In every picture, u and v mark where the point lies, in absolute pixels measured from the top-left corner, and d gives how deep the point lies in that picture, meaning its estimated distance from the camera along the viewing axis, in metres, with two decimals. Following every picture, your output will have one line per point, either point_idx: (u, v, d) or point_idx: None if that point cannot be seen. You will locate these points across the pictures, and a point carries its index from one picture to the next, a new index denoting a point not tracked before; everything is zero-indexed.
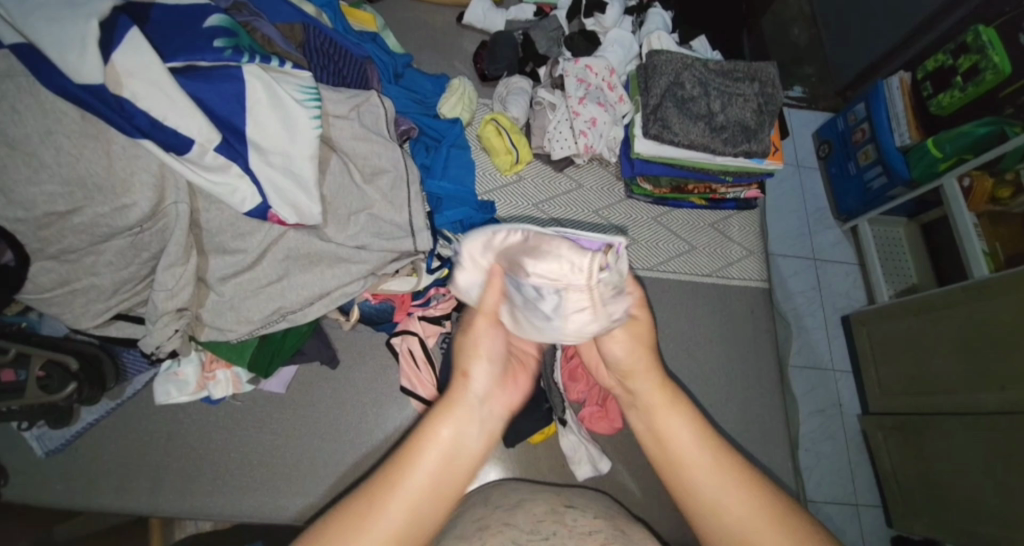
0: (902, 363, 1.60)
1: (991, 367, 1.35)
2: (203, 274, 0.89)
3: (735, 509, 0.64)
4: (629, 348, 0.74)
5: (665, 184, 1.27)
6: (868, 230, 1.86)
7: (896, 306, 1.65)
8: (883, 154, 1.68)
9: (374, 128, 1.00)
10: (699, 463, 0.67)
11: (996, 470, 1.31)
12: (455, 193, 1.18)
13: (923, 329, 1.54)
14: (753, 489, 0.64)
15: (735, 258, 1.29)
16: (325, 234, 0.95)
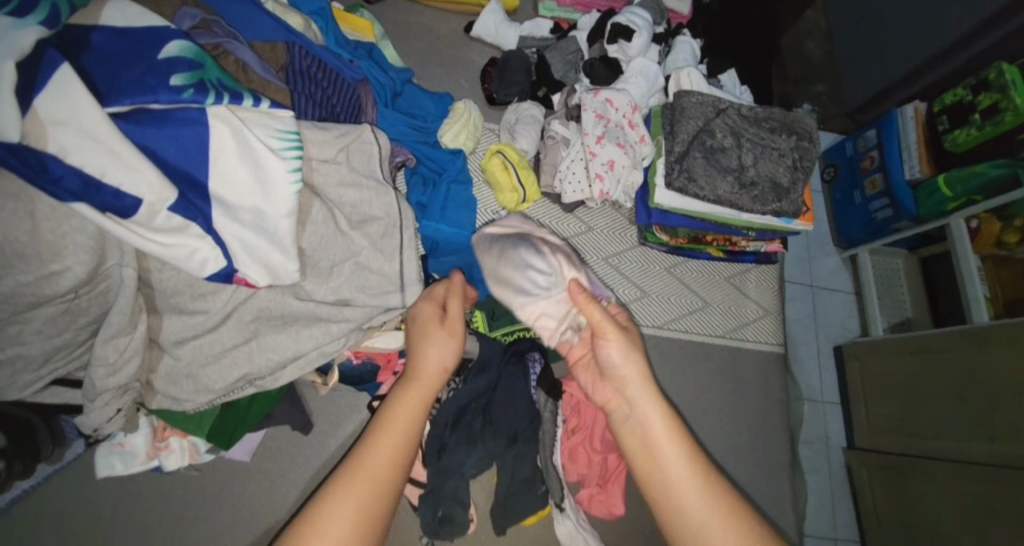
0: (893, 405, 1.38)
1: (989, 419, 1.16)
2: (156, 335, 0.77)
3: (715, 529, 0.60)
4: (625, 350, 0.70)
5: (683, 235, 1.16)
6: (868, 262, 1.60)
7: (890, 341, 1.43)
8: (892, 189, 1.46)
9: (365, 169, 0.87)
10: (681, 478, 0.63)
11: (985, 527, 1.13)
12: (454, 237, 1.05)
13: (915, 371, 1.33)
14: (733, 507, 0.61)
15: (750, 318, 1.20)
16: (302, 292, 0.83)
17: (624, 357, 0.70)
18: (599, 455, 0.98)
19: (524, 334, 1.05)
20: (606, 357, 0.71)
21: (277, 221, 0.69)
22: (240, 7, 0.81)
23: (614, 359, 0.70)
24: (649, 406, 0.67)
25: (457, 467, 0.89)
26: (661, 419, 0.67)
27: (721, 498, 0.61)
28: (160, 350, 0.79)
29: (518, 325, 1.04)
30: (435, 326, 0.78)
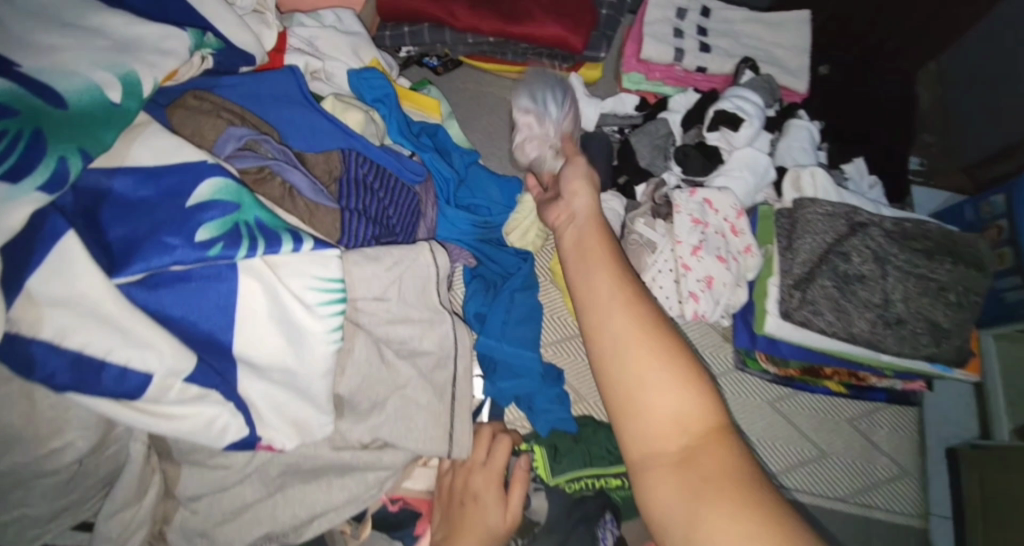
0: None
1: None
2: (173, 487, 0.67)
3: (657, 385, 0.52)
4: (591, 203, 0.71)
5: (794, 366, 0.94)
6: None
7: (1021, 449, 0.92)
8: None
9: (420, 291, 0.74)
10: (638, 322, 0.55)
11: None
12: (515, 358, 0.90)
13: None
14: (692, 383, 0.53)
15: (880, 475, 0.95)
16: (339, 441, 0.70)
17: (587, 199, 0.72)
18: None
19: (594, 482, 0.87)
20: (575, 208, 0.72)
21: (312, 382, 0.57)
22: (292, 112, 0.72)
23: (575, 211, 0.72)
24: (596, 271, 0.61)
25: None
26: (611, 272, 0.60)
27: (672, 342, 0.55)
28: (176, 500, 0.68)
29: (587, 471, 0.87)
30: (488, 493, 0.78)
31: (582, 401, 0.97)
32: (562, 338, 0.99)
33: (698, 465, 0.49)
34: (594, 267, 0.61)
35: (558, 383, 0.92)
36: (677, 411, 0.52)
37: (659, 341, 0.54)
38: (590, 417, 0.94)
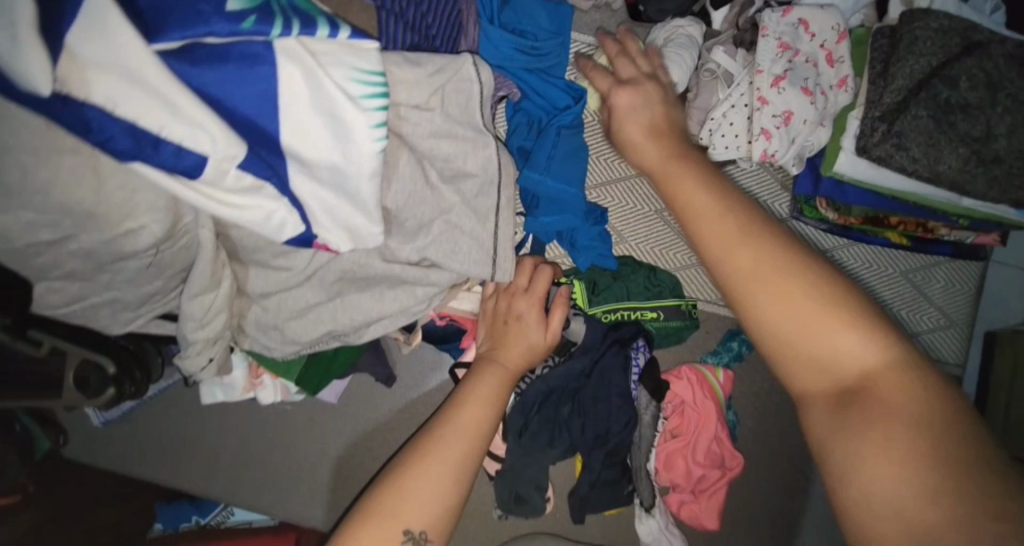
0: None
1: None
2: (243, 285, 0.73)
3: (822, 332, 0.50)
4: (647, 128, 0.68)
5: (858, 215, 0.88)
6: None
7: None
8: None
9: (464, 111, 0.70)
10: (776, 255, 0.52)
11: None
12: (561, 194, 0.86)
13: None
14: (847, 314, 0.50)
15: (924, 327, 0.94)
16: (387, 255, 0.73)
17: (653, 149, 0.66)
18: (702, 469, 0.88)
19: (630, 315, 0.90)
20: (629, 137, 0.69)
21: (359, 182, 0.57)
22: None
23: (637, 138, 0.68)
24: (703, 198, 0.57)
25: (540, 448, 0.85)
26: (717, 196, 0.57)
27: (831, 293, 0.50)
28: (248, 298, 0.75)
29: (623, 305, 0.90)
30: (531, 314, 0.80)
31: (623, 240, 0.95)
32: (607, 182, 0.95)
33: (877, 397, 0.47)
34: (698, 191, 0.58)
35: (603, 223, 0.90)
36: (865, 353, 0.49)
37: (803, 294, 0.51)
38: (631, 257, 0.94)
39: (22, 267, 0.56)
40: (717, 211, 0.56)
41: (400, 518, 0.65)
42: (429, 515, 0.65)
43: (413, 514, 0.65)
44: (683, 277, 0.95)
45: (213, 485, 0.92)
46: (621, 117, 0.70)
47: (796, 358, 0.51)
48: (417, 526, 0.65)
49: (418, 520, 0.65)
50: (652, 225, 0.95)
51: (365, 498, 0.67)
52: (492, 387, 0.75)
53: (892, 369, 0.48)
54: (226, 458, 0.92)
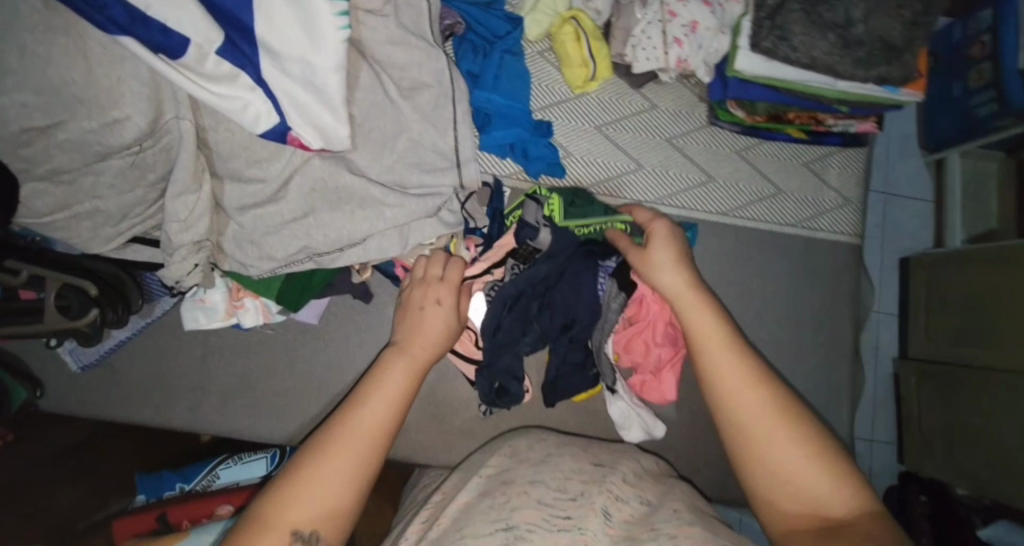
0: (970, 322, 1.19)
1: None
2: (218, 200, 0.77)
3: (797, 472, 0.63)
4: (673, 259, 0.83)
5: (761, 112, 1.05)
6: (957, 164, 1.43)
7: (974, 250, 1.20)
8: (1001, 78, 1.23)
9: (414, 22, 0.80)
10: (759, 381, 0.69)
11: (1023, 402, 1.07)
12: (509, 110, 0.96)
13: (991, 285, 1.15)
14: (821, 459, 0.63)
15: (828, 207, 1.10)
16: (357, 163, 0.79)
17: (671, 275, 0.82)
18: (659, 348, 0.94)
19: (600, 228, 0.97)
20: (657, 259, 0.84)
21: (325, 74, 0.62)
22: None
23: (662, 263, 0.83)
24: (700, 312, 0.77)
25: (513, 342, 0.94)
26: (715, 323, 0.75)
27: (787, 403, 0.68)
28: (227, 217, 0.79)
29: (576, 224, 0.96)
30: (447, 287, 0.85)
31: (570, 157, 1.04)
32: (548, 104, 1.04)
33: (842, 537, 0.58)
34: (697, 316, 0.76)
35: (548, 138, 1.00)
36: (824, 494, 0.62)
37: (761, 379, 0.70)
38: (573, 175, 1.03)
39: (14, 162, 0.61)
40: (710, 318, 0.76)
41: (293, 520, 0.59)
42: (326, 509, 0.60)
43: (307, 509, 0.60)
44: (624, 184, 1.05)
45: (201, 419, 0.94)
46: (650, 275, 0.84)
47: (753, 460, 0.65)
48: (308, 526, 0.59)
49: (305, 519, 0.60)
50: (592, 140, 1.05)
51: (253, 507, 0.61)
52: (399, 384, 0.71)
53: (827, 452, 0.64)
54: (212, 392, 0.94)
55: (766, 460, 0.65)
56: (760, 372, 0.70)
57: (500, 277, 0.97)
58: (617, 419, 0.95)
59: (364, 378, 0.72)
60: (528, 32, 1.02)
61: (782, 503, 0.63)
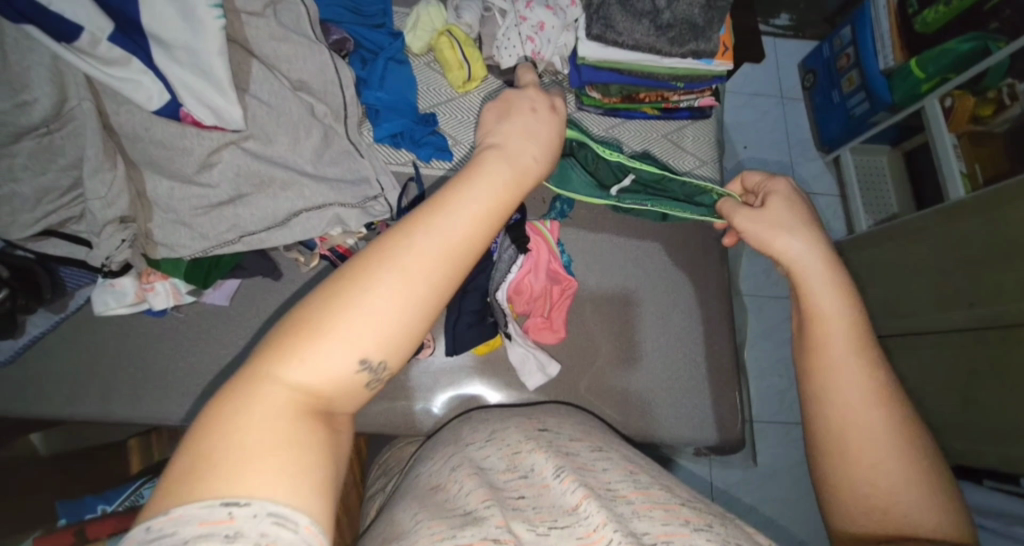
0: (882, 290, 1.72)
1: (965, 284, 1.46)
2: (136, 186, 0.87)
3: (889, 478, 0.58)
4: (804, 226, 0.72)
5: (615, 93, 1.24)
6: (850, 160, 1.98)
7: (873, 233, 1.76)
8: (867, 83, 1.78)
9: (294, 27, 0.99)
10: (887, 391, 0.62)
11: (989, 370, 1.43)
12: (394, 105, 1.13)
13: (909, 255, 1.62)
14: (923, 467, 0.58)
15: (688, 168, 1.27)
16: (253, 146, 0.93)
17: (803, 241, 0.70)
18: (542, 289, 1.07)
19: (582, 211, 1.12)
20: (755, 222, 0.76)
21: (209, 57, 0.77)
22: None
23: (784, 233, 0.72)
24: (832, 296, 0.66)
25: None
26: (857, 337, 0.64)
27: (886, 397, 0.62)
28: (151, 207, 0.89)
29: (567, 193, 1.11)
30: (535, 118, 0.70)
31: (459, 144, 1.19)
32: (437, 103, 1.21)
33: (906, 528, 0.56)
34: (831, 298, 0.65)
35: (433, 127, 1.16)
36: (921, 513, 0.57)
37: (881, 388, 0.62)
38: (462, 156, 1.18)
39: None
40: (842, 317, 0.65)
41: (345, 334, 0.49)
42: (389, 342, 0.50)
43: (361, 322, 0.49)
44: None
45: (112, 409, 0.97)
46: (773, 237, 0.72)
47: (843, 451, 0.60)
48: (367, 348, 0.49)
49: (371, 339, 0.50)
50: (478, 129, 1.21)
51: (305, 309, 0.50)
52: (478, 209, 0.57)
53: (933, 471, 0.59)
54: (122, 379, 0.98)
55: (863, 462, 0.59)
56: (889, 395, 0.62)
57: None
58: (515, 360, 1.04)
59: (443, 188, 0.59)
60: (410, 49, 1.20)
61: (870, 491, 0.58)
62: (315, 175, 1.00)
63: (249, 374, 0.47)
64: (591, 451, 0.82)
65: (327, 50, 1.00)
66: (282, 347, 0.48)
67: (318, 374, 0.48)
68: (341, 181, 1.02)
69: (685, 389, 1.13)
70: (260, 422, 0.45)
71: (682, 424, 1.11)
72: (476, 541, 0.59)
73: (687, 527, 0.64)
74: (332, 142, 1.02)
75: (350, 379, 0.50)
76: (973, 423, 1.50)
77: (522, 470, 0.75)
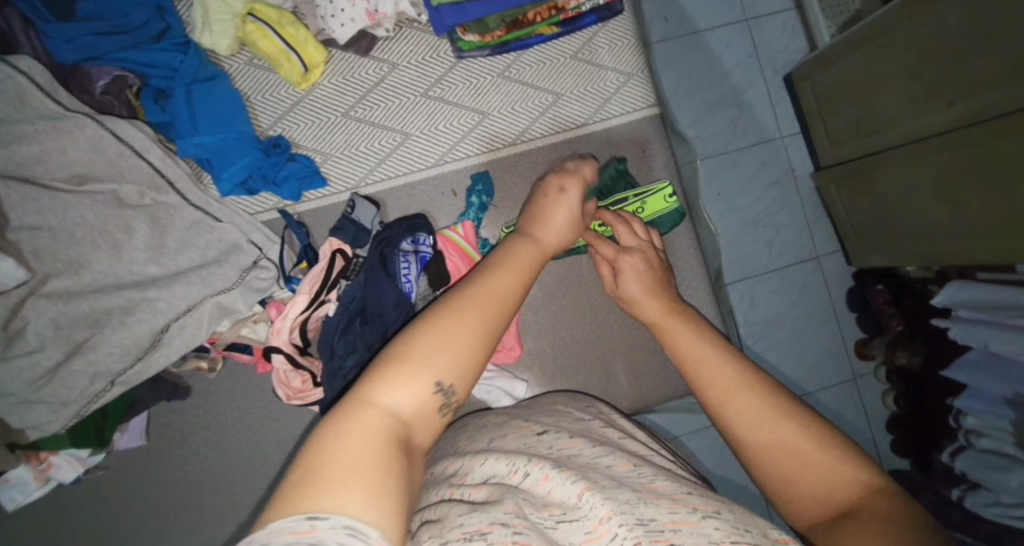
0: (851, 106, 1.37)
1: (946, 78, 1.10)
2: None
3: (782, 451, 0.56)
4: (647, 277, 0.81)
5: (496, 27, 0.97)
6: None
7: (838, 45, 1.36)
8: None
9: (30, 107, 0.74)
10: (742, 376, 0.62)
11: (971, 178, 1.12)
12: (224, 144, 0.88)
13: (868, 63, 1.26)
14: (809, 429, 0.57)
15: (611, 91, 1.04)
16: (59, 286, 0.74)
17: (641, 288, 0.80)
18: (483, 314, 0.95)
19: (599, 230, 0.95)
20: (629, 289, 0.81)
21: None
22: None
23: (637, 288, 0.80)
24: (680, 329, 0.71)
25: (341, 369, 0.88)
26: (698, 336, 0.70)
27: (756, 374, 0.63)
28: None
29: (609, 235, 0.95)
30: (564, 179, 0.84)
31: (329, 157, 0.95)
32: (283, 113, 0.94)
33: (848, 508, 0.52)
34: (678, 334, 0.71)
35: (288, 152, 0.92)
36: (835, 480, 0.54)
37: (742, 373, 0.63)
38: (338, 173, 0.95)
39: None
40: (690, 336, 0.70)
41: (436, 364, 0.52)
42: (464, 365, 0.53)
43: (452, 346, 0.53)
44: (397, 158, 0.97)
45: None
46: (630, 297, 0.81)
47: (753, 454, 0.58)
48: (448, 377, 0.53)
49: (451, 369, 0.53)
50: (346, 130, 0.96)
51: (395, 345, 0.54)
52: (519, 259, 0.67)
53: (815, 423, 0.57)
54: None
55: (765, 451, 0.57)
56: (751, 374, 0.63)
57: (327, 317, 0.90)
58: (481, 395, 0.95)
59: (495, 252, 0.69)
60: (213, 53, 0.90)
61: (770, 462, 0.57)
62: (164, 276, 0.80)
63: (350, 400, 0.49)
64: (592, 443, 0.66)
65: (91, 120, 0.77)
66: (379, 372, 0.52)
67: (409, 401, 0.51)
68: (202, 268, 0.83)
69: (666, 344, 1.04)
70: (366, 435, 0.46)
71: (673, 381, 1.04)
72: (480, 531, 0.49)
73: (695, 514, 0.53)
74: (168, 224, 0.82)
75: (435, 405, 0.52)
76: (950, 240, 1.23)
77: (525, 471, 0.59)
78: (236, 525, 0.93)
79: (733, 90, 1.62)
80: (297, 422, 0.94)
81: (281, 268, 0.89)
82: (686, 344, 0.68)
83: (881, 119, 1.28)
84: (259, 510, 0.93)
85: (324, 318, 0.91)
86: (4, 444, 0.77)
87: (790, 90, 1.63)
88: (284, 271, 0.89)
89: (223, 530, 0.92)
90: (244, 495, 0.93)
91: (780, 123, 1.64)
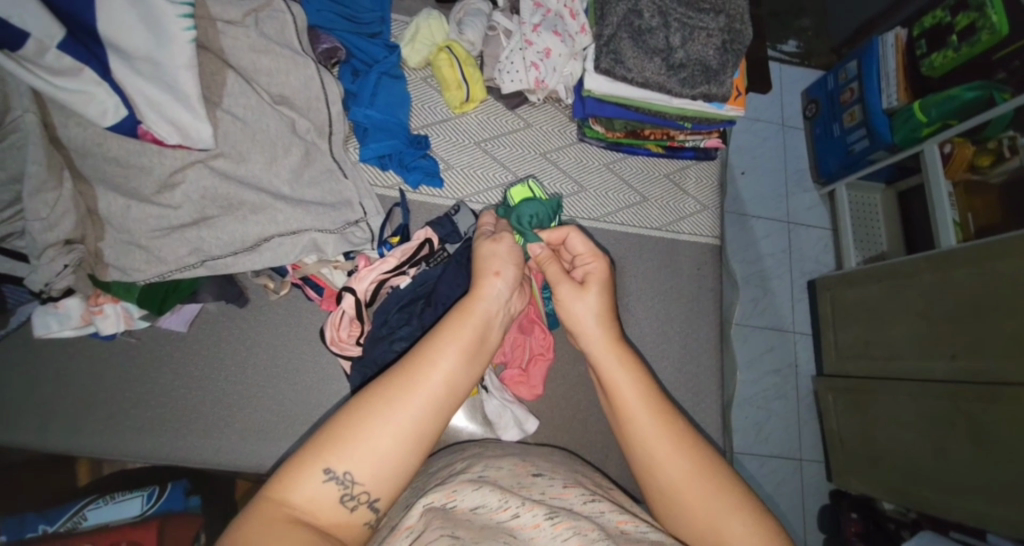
0: (862, 325, 1.53)
1: (956, 334, 1.25)
2: (94, 206, 0.82)
3: (711, 515, 0.62)
4: (602, 307, 0.80)
5: (620, 127, 1.20)
6: (845, 197, 1.80)
7: (862, 271, 1.55)
8: (870, 119, 1.59)
9: (278, 37, 0.95)
10: (672, 430, 0.68)
11: (964, 430, 1.22)
12: (384, 123, 1.06)
13: (885, 293, 1.45)
14: (731, 496, 0.63)
15: (688, 212, 1.23)
16: (222, 165, 0.87)
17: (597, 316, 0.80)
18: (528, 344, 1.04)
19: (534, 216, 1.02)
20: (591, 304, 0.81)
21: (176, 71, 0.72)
22: None
23: (588, 316, 0.80)
24: (620, 371, 0.74)
25: (387, 335, 0.96)
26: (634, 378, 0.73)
27: (688, 431, 0.69)
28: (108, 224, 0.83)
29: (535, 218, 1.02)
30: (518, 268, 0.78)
31: (451, 168, 1.12)
32: (434, 123, 1.13)
33: None
34: (622, 377, 0.73)
35: (425, 150, 1.09)
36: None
37: (672, 427, 0.68)
38: (453, 182, 1.11)
39: None
40: (627, 385, 0.72)
41: (344, 459, 0.57)
42: (374, 466, 0.58)
43: (369, 445, 0.58)
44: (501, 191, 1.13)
45: (45, 444, 0.89)
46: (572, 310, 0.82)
47: (668, 506, 0.65)
48: (352, 469, 0.57)
49: (347, 461, 0.57)
50: (473, 154, 1.13)
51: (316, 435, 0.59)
52: (460, 351, 0.65)
53: (743, 496, 0.63)
54: (58, 407, 0.90)
55: (693, 513, 0.63)
56: (681, 421, 0.69)
57: (394, 286, 1.01)
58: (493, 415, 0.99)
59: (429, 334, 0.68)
60: (412, 63, 1.13)
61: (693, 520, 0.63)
62: (291, 198, 0.93)
63: (262, 494, 0.56)
64: (586, 495, 0.68)
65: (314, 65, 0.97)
66: (293, 469, 0.58)
67: (317, 492, 0.57)
68: (322, 206, 0.94)
69: None
70: (265, 526, 0.53)
71: None
72: None
73: None
74: (315, 160, 0.96)
75: (334, 496, 0.57)
76: (932, 483, 1.30)
77: (515, 512, 0.62)
78: (216, 444, 0.93)
79: (767, 266, 1.84)
80: (321, 370, 0.99)
81: (382, 232, 1.02)
82: (624, 400, 0.71)
83: (890, 348, 1.42)
84: (245, 438, 0.94)
85: (392, 288, 1.02)
86: (85, 271, 0.84)
87: (811, 295, 1.81)
88: (381, 235, 1.02)
89: (201, 445, 0.92)
90: (239, 417, 0.94)
91: (796, 318, 1.81)
